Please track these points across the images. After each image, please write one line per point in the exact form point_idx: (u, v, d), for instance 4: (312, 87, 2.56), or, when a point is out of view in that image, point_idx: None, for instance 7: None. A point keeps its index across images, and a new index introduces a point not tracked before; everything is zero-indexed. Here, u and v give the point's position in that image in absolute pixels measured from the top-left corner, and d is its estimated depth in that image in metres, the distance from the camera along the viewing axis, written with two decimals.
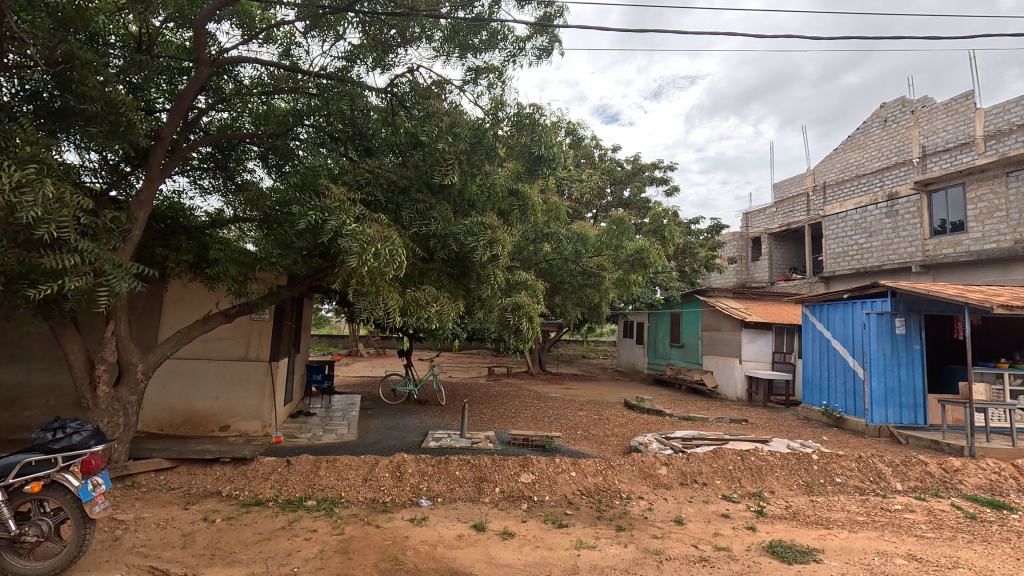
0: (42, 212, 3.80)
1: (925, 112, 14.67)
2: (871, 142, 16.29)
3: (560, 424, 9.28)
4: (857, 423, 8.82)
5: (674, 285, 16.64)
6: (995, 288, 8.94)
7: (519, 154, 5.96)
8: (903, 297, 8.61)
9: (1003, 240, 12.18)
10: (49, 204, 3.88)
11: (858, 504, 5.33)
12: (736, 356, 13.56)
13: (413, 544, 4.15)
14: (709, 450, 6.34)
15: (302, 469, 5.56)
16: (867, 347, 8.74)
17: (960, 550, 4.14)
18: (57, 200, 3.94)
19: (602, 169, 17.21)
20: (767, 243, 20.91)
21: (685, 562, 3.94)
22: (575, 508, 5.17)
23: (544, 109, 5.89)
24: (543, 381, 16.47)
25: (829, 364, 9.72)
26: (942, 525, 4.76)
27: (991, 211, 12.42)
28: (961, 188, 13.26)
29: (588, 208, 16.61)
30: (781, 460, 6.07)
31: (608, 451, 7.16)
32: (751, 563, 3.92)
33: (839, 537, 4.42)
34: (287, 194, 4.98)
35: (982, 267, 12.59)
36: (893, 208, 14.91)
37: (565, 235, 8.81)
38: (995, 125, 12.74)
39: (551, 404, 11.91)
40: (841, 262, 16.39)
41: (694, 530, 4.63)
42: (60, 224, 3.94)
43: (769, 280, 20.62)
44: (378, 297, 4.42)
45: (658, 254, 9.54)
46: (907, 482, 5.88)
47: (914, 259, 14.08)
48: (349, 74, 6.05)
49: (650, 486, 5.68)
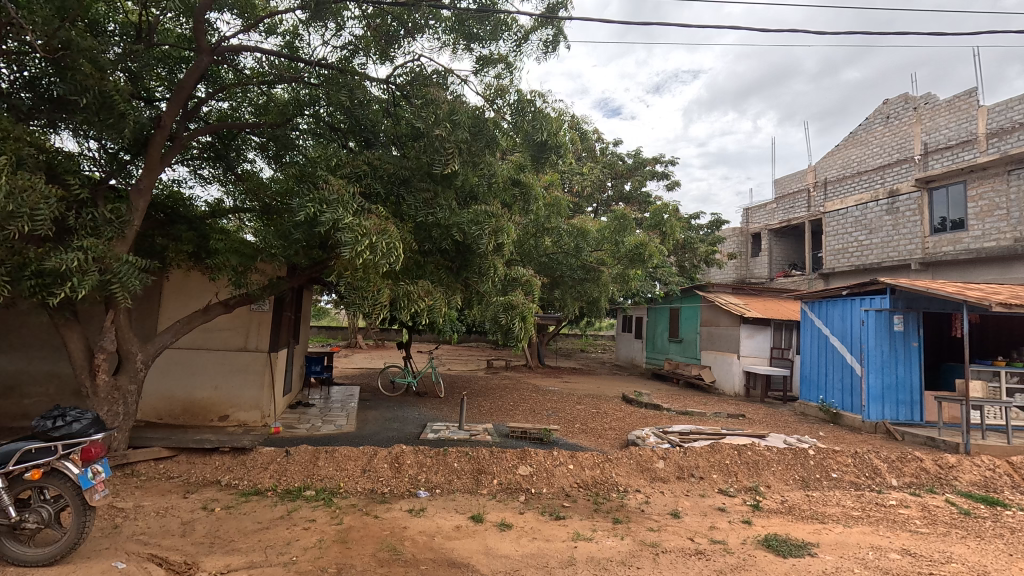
0: (11, 208, 3.58)
1: (927, 109, 14.62)
2: (872, 139, 16.25)
3: (558, 417, 9.31)
4: (853, 420, 8.87)
5: (674, 280, 16.64)
6: (994, 286, 8.95)
7: (523, 142, 5.93)
8: (903, 294, 8.61)
9: (1003, 238, 12.18)
10: (16, 195, 3.66)
11: (853, 499, 5.36)
12: (733, 351, 13.61)
13: (411, 535, 4.17)
14: (706, 445, 6.36)
15: (302, 459, 5.59)
16: (866, 344, 8.76)
17: (953, 545, 4.18)
18: (19, 191, 3.68)
19: (603, 163, 17.13)
20: (767, 239, 20.90)
21: (681, 555, 3.97)
22: (572, 500, 5.20)
23: (547, 95, 5.87)
24: (541, 374, 16.51)
25: (826, 360, 9.77)
26: (936, 520, 4.80)
27: (991, 209, 12.42)
28: (962, 186, 13.24)
29: (589, 201, 16.60)
30: (777, 455, 6.10)
31: (605, 444, 7.20)
32: (746, 556, 3.96)
33: (833, 532, 4.46)
34: (286, 185, 4.96)
35: (981, 265, 12.63)
36: (894, 205, 14.89)
37: (565, 228, 8.75)
38: (997, 122, 12.72)
39: (549, 397, 11.96)
40: (841, 258, 16.41)
41: (690, 523, 4.65)
42: (20, 217, 3.70)
43: (769, 276, 20.64)
44: (374, 290, 4.44)
45: (659, 249, 9.53)
46: (902, 478, 5.92)
47: (913, 257, 14.10)
48: (351, 63, 6.02)
49: (647, 480, 5.72)
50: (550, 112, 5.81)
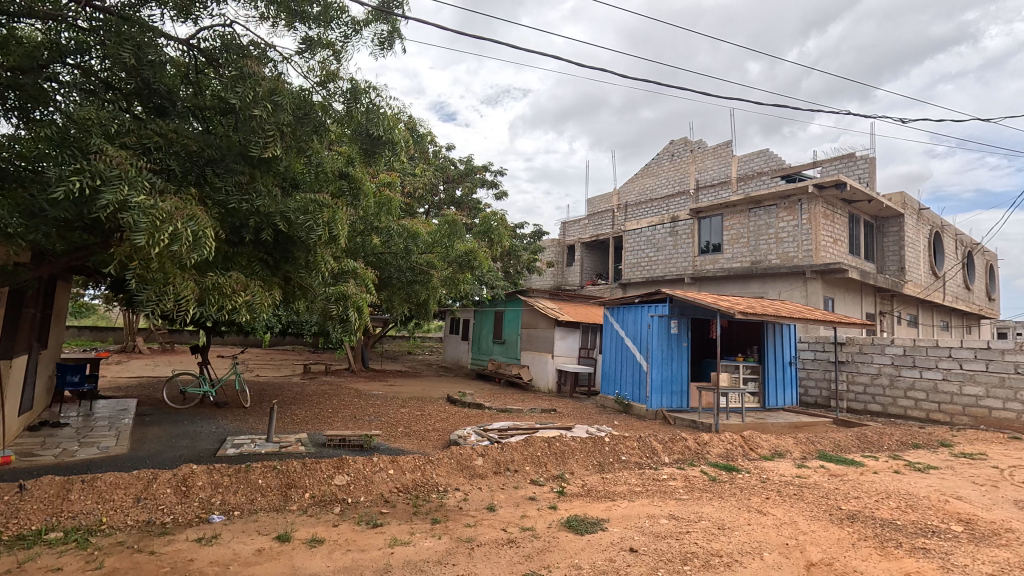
0: None
1: (699, 153, 18.58)
2: (661, 172, 19.92)
3: (380, 422, 9.03)
4: (639, 409, 10.41)
5: (499, 285, 17.54)
6: (737, 298, 11.42)
7: (353, 134, 5.65)
8: (678, 303, 10.44)
9: (745, 261, 15.58)
10: None
11: (636, 477, 6.28)
12: (549, 351, 14.87)
13: (199, 567, 3.63)
14: (520, 439, 6.82)
15: (44, 495, 4.42)
16: (651, 343, 10.37)
17: (705, 506, 5.20)
18: None
19: (436, 167, 17.22)
20: (580, 251, 23.37)
21: (494, 545, 4.20)
22: (391, 506, 5.09)
23: (379, 89, 5.71)
24: (364, 379, 15.83)
25: (622, 358, 11.27)
26: (693, 487, 5.90)
27: (738, 238, 15.84)
28: (720, 219, 16.56)
29: (420, 203, 16.52)
30: (580, 444, 6.85)
31: (427, 446, 7.22)
32: (550, 538, 4.35)
33: (620, 507, 5.16)
34: (37, 148, 3.94)
35: (730, 281, 16.01)
36: (674, 229, 17.91)
37: (394, 228, 8.62)
38: (745, 170, 16.94)
39: (373, 401, 11.55)
40: (635, 271, 19.15)
41: (504, 514, 4.94)
42: None
43: (580, 284, 23.05)
44: (173, 283, 3.78)
45: (486, 256, 9.89)
46: (672, 455, 7.13)
47: (686, 272, 17.08)
48: (136, 13, 5.05)
49: (466, 477, 5.90)
50: (383, 108, 5.66)
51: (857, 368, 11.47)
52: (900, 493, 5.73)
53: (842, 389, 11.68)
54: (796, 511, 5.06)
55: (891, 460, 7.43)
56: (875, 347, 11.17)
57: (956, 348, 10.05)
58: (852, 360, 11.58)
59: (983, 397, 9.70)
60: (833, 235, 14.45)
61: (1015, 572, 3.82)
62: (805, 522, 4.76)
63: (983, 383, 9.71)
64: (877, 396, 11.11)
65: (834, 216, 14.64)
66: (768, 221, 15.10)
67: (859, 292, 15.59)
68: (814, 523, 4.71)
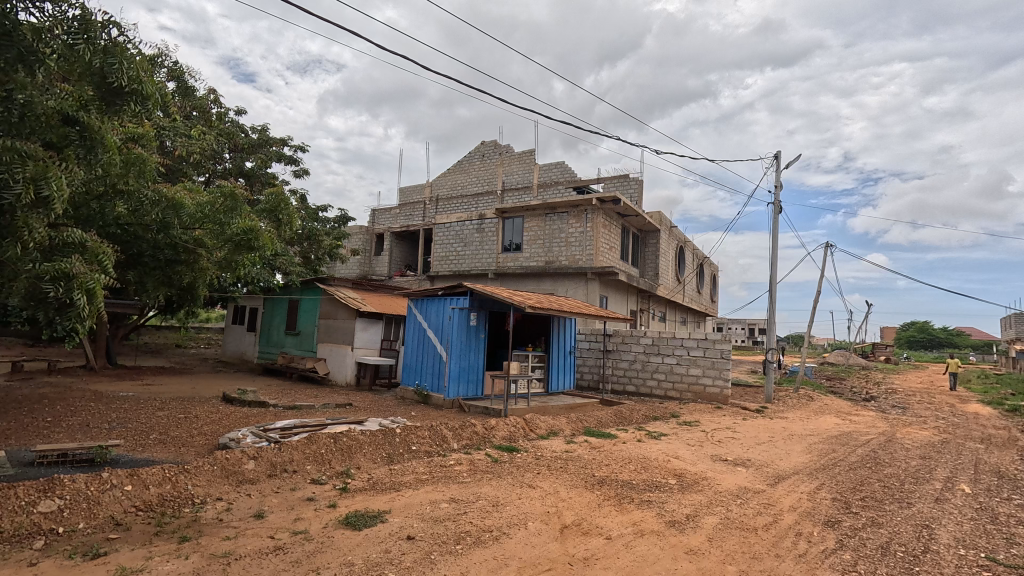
0: None
1: (506, 156, 19.86)
2: (472, 171, 21.28)
3: (125, 430, 7.45)
4: (437, 398, 10.63)
5: (295, 271, 16.05)
6: (530, 293, 12.47)
7: (87, 76, 4.64)
8: (477, 297, 10.90)
9: (540, 260, 17.13)
10: None
11: (424, 465, 6.37)
12: (348, 343, 14.15)
13: None
14: (303, 437, 6.34)
15: None
16: (451, 335, 10.65)
17: (483, 486, 5.54)
18: None
19: (220, 131, 14.90)
20: (388, 240, 22.79)
21: (257, 556, 3.79)
22: (123, 530, 4.21)
23: (123, 29, 4.84)
24: (109, 377, 12.88)
25: (422, 349, 11.35)
26: (476, 470, 6.25)
27: (534, 239, 17.35)
28: (520, 220, 17.92)
29: (197, 170, 14.09)
30: (369, 437, 6.67)
31: (187, 453, 6.21)
32: (324, 539, 4.11)
33: (403, 496, 5.17)
34: None
35: (527, 278, 17.47)
36: (480, 226, 18.75)
37: (151, 195, 7.19)
38: (544, 177, 18.84)
39: (118, 405, 9.46)
40: (443, 264, 19.52)
41: (274, 520, 4.51)
42: None
43: (387, 274, 22.51)
44: None
45: (273, 238, 8.95)
46: (461, 441, 7.43)
47: (490, 268, 18.06)
48: None
49: (233, 485, 5.24)
50: (128, 50, 4.69)
51: (620, 356, 13.60)
52: (638, 457, 6.96)
53: (608, 374, 13.72)
54: (560, 482, 5.74)
55: (636, 432, 8.99)
56: (633, 338, 13.39)
57: (686, 339, 12.67)
58: (616, 349, 13.68)
59: (701, 377, 12.43)
60: (609, 243, 16.85)
61: (702, 511, 4.95)
62: (565, 491, 5.42)
63: (701, 366, 12.44)
64: (632, 378, 13.35)
65: (610, 226, 17.08)
66: (560, 225, 16.86)
67: (626, 292, 18.51)
68: (572, 491, 5.40)
